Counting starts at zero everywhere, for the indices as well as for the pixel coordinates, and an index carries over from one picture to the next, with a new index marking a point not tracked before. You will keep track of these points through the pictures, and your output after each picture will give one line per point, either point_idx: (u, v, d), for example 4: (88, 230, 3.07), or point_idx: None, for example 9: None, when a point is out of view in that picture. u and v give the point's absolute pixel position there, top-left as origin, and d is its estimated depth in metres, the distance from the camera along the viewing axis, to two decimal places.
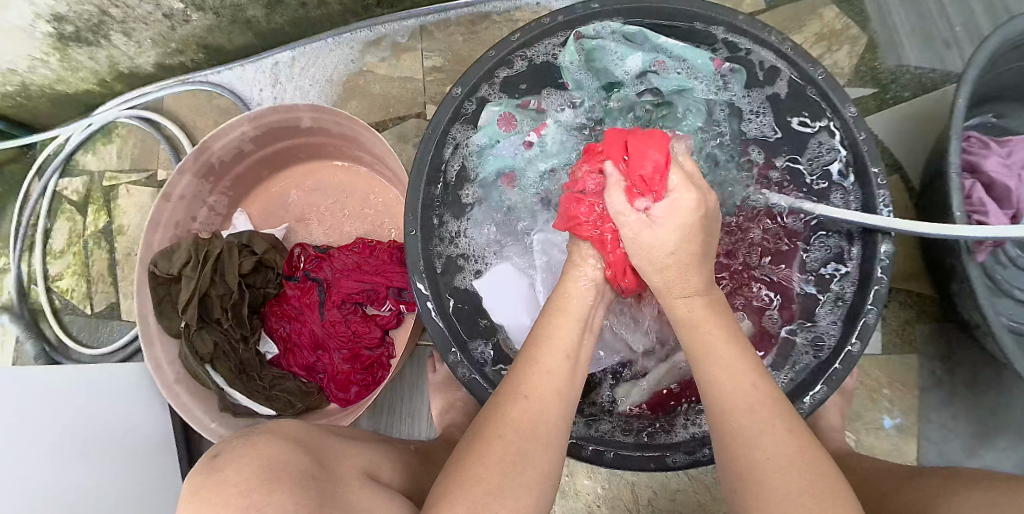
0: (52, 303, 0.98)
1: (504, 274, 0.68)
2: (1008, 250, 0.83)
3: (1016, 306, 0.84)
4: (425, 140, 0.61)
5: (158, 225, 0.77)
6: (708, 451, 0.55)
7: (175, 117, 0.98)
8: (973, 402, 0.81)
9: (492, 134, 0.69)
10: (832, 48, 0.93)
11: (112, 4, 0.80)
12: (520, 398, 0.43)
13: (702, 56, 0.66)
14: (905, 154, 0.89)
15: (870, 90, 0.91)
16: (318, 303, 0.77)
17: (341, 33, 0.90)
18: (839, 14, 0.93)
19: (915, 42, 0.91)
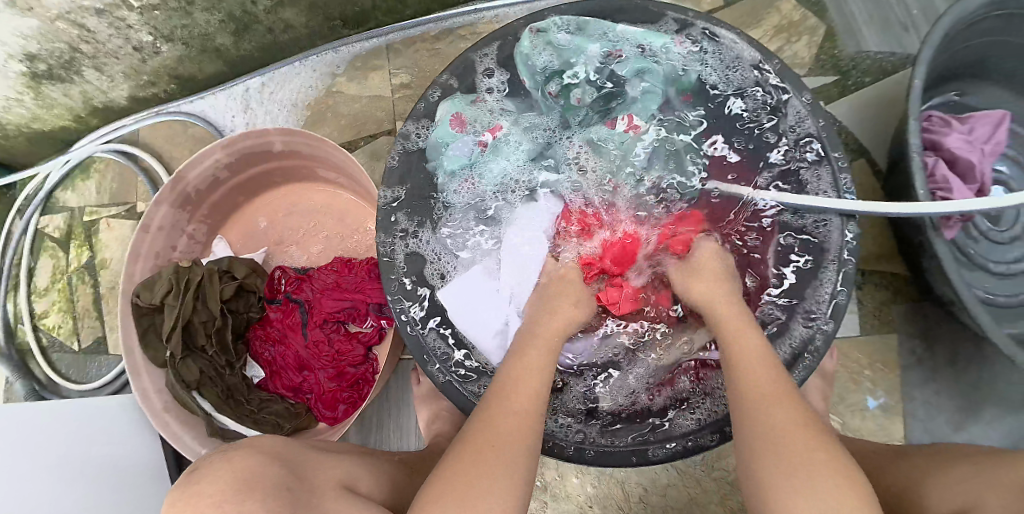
0: (39, 341, 0.98)
1: (468, 282, 0.68)
2: (979, 225, 0.85)
3: (993, 278, 0.85)
4: (398, 142, 0.64)
5: (138, 256, 0.78)
6: (689, 445, 0.57)
7: (151, 149, 0.99)
8: (954, 377, 0.83)
9: (447, 134, 0.67)
10: (792, 39, 0.94)
11: (82, 41, 0.81)
12: (512, 415, 0.46)
13: (663, 38, 0.66)
14: (871, 139, 0.90)
15: (832, 78, 0.92)
16: (301, 324, 0.78)
17: (310, 54, 0.91)
18: (796, 5, 0.95)
19: (872, 28, 0.93)
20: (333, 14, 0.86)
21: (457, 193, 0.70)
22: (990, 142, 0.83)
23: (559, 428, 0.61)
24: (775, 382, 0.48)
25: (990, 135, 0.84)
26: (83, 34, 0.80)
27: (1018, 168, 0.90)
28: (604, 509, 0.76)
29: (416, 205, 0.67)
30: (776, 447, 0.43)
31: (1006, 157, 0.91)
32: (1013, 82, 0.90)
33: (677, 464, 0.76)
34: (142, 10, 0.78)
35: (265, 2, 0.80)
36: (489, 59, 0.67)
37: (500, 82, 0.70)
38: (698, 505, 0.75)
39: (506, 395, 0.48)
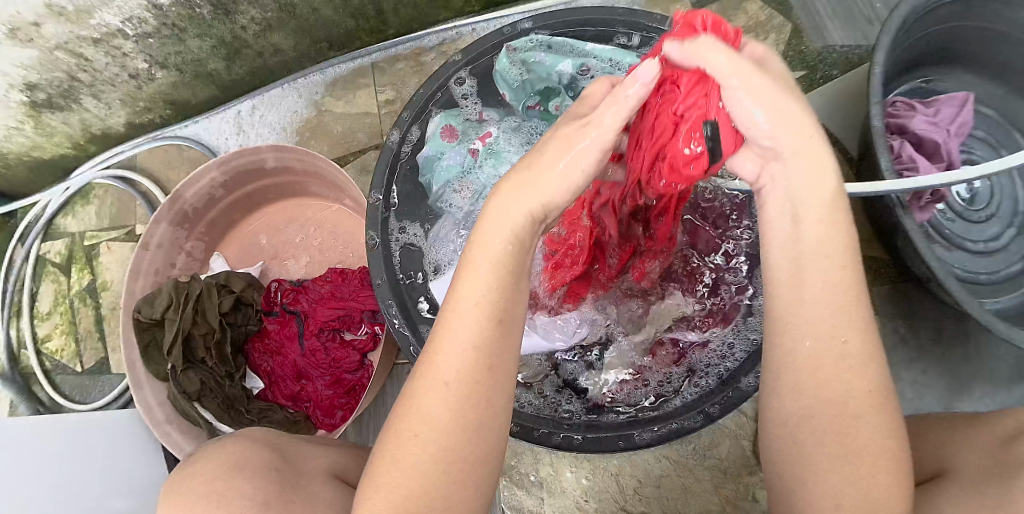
0: (43, 364, 1.00)
1: None
2: (954, 205, 0.88)
3: (971, 257, 0.88)
4: (386, 149, 0.68)
5: (138, 274, 0.81)
6: (672, 428, 0.59)
7: (148, 173, 1.02)
8: (940, 355, 0.85)
9: (437, 147, 0.71)
10: (760, 38, 0.99)
11: (80, 69, 0.84)
12: (442, 391, 0.37)
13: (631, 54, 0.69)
14: (841, 129, 0.94)
15: (801, 72, 0.96)
16: (298, 334, 0.81)
17: (300, 76, 0.96)
18: (762, 6, 0.99)
19: (837, 24, 0.97)
20: (320, 37, 0.91)
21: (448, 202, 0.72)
22: (957, 123, 0.85)
23: (546, 416, 0.63)
24: (842, 301, 0.36)
25: (956, 116, 0.86)
26: (81, 63, 0.83)
27: (990, 150, 0.93)
28: (601, 502, 0.77)
29: (410, 211, 0.70)
30: (825, 425, 0.36)
31: (977, 141, 0.93)
32: (978, 67, 0.92)
33: (670, 455, 0.77)
34: (137, 38, 0.82)
35: (255, 27, 0.85)
36: (472, 80, 0.73)
37: (481, 98, 0.75)
38: (694, 494, 0.76)
39: (441, 352, 0.38)
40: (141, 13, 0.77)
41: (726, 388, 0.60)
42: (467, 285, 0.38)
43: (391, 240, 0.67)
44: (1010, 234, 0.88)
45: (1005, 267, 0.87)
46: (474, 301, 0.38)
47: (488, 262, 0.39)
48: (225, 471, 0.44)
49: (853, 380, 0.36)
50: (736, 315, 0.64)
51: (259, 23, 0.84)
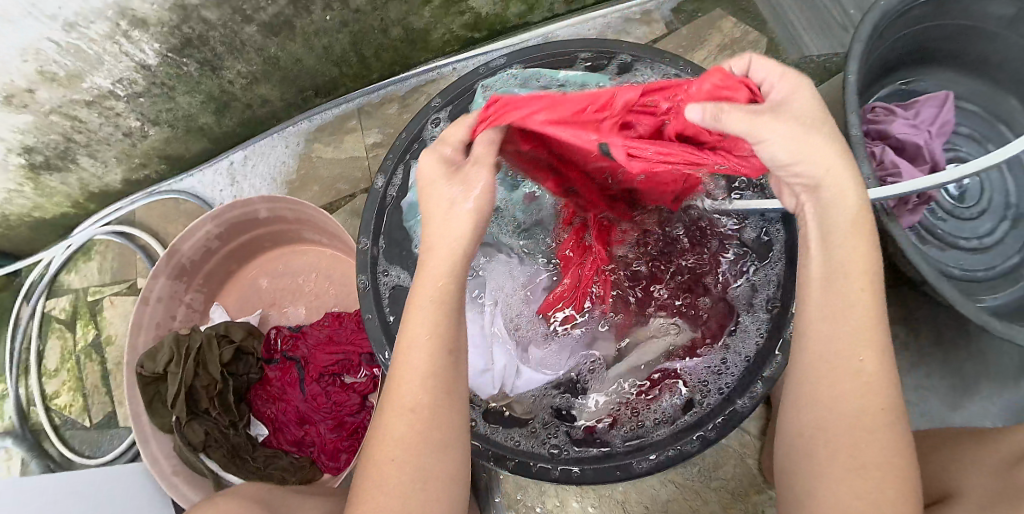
0: (52, 420, 1.02)
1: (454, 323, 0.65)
2: (945, 204, 0.82)
3: (966, 254, 0.82)
4: (371, 195, 0.69)
5: (140, 328, 0.82)
6: (671, 454, 0.58)
7: (148, 227, 1.05)
8: (943, 360, 0.77)
9: (420, 195, 0.71)
10: (735, 55, 0.93)
11: (76, 131, 0.86)
12: (399, 410, 0.41)
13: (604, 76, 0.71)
14: None
15: None
16: (298, 380, 0.82)
17: (289, 125, 0.98)
18: (735, 23, 0.94)
19: (811, 33, 0.92)
20: (305, 85, 0.93)
21: None
22: (937, 124, 0.79)
23: (537, 447, 0.61)
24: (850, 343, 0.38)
25: (936, 116, 0.80)
26: (77, 125, 0.85)
27: (976, 147, 0.89)
28: None
29: (396, 255, 0.70)
30: (845, 435, 0.37)
31: (961, 138, 0.89)
32: (958, 64, 0.87)
33: (675, 479, 0.78)
34: (129, 97, 0.84)
35: (242, 80, 0.88)
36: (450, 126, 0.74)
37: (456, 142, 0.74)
38: None
39: (398, 375, 0.42)
40: (132, 74, 0.80)
41: (722, 408, 0.60)
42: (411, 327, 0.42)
43: (381, 285, 0.68)
44: (1004, 227, 0.82)
45: (1001, 262, 0.81)
46: (422, 329, 0.42)
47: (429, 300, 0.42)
48: None
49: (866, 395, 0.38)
50: (726, 333, 0.63)
51: (246, 76, 0.87)
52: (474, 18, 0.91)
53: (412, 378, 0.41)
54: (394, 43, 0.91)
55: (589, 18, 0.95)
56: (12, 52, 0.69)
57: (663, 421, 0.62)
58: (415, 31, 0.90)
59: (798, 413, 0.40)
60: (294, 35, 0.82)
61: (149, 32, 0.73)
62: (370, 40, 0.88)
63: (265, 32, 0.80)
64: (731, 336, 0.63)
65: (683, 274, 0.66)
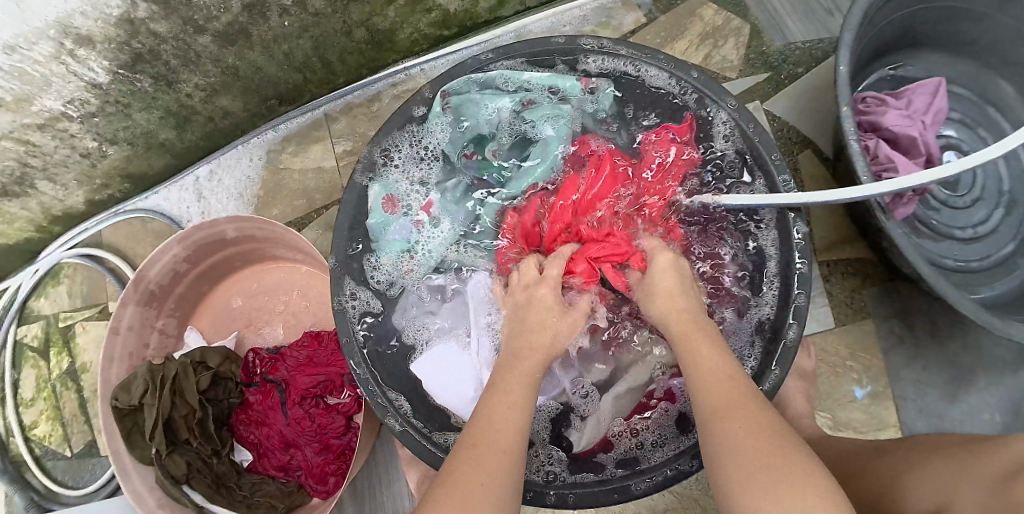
0: (32, 451, 0.98)
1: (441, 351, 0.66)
2: (937, 194, 0.80)
3: (960, 245, 0.80)
4: (340, 213, 0.62)
5: (112, 359, 0.78)
6: (669, 472, 0.55)
7: (116, 249, 1.00)
8: (941, 352, 0.75)
9: (380, 219, 0.67)
10: (718, 44, 0.89)
11: (30, 155, 0.81)
12: (493, 453, 0.43)
13: (569, 78, 0.67)
14: (812, 129, 0.85)
15: (764, 75, 0.87)
16: (280, 403, 0.78)
17: (255, 135, 0.95)
18: (717, 10, 0.90)
19: (795, 18, 0.88)
20: (269, 94, 0.90)
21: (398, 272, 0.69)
22: (931, 113, 0.75)
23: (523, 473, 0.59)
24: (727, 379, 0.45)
25: (929, 105, 0.76)
26: (30, 149, 0.80)
27: (967, 131, 0.85)
28: None
29: (365, 279, 0.66)
30: (746, 458, 0.38)
31: (954, 123, 0.85)
32: (947, 45, 0.84)
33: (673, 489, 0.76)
34: (82, 118, 0.79)
35: (201, 93, 0.83)
36: (405, 140, 0.67)
37: (412, 157, 0.69)
38: None
39: (489, 426, 0.45)
40: (83, 94, 0.75)
41: None
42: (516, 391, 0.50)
43: (353, 323, 0.63)
44: (998, 216, 0.80)
45: (996, 251, 0.79)
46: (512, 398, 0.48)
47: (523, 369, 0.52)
48: None
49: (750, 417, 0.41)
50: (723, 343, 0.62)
51: (204, 88, 0.83)
52: (442, 15, 0.86)
53: (504, 428, 0.45)
54: (360, 46, 0.87)
55: (561, 10, 0.91)
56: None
57: (662, 442, 0.60)
58: (381, 32, 0.85)
59: (720, 476, 0.39)
60: (251, 43, 0.77)
61: (97, 49, 0.69)
62: (334, 44, 0.84)
63: (220, 43, 0.75)
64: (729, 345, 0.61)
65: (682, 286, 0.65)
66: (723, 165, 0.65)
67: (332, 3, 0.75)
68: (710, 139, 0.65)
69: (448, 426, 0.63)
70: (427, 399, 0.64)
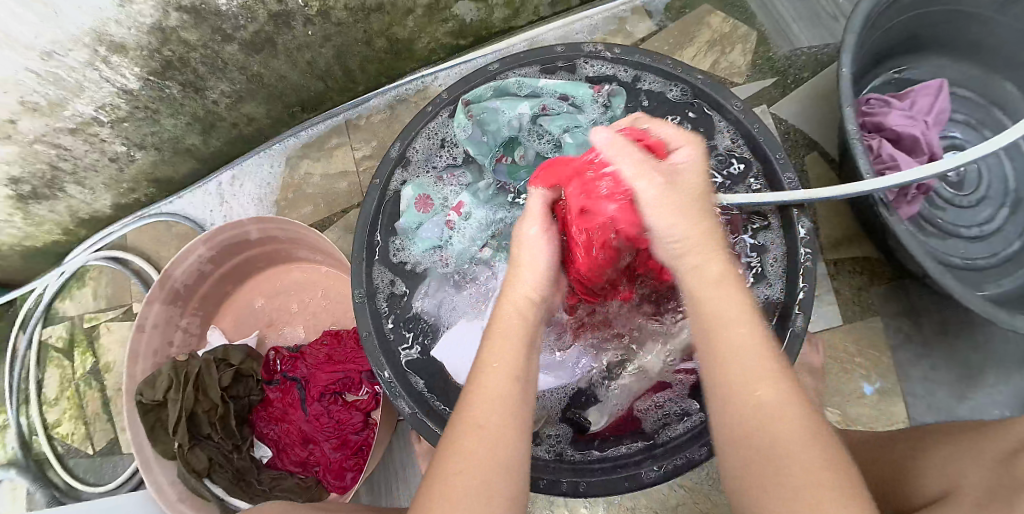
0: (55, 450, 1.00)
1: (454, 335, 0.67)
2: (941, 193, 0.82)
3: (967, 242, 0.81)
4: (366, 204, 0.65)
5: (138, 357, 0.79)
6: (684, 460, 0.56)
7: (140, 252, 1.03)
8: (949, 350, 0.76)
9: (412, 219, 0.69)
10: (726, 50, 0.91)
11: (61, 159, 0.84)
12: (474, 430, 0.38)
13: (581, 86, 0.70)
14: (820, 132, 0.87)
15: (771, 79, 0.89)
16: (300, 400, 0.80)
17: (275, 142, 0.98)
18: (725, 18, 0.92)
19: (801, 25, 0.90)
20: (291, 102, 0.93)
21: (424, 260, 0.70)
22: (933, 114, 0.77)
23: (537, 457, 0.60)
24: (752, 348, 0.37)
25: (932, 105, 0.77)
26: (61, 153, 0.83)
27: (973, 132, 0.86)
28: None
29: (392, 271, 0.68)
30: (776, 446, 0.33)
31: (958, 124, 0.87)
32: (950, 49, 0.86)
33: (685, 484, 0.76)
34: (112, 123, 0.82)
35: (226, 99, 0.86)
36: (427, 142, 0.70)
37: (434, 154, 0.71)
38: None
39: (486, 400, 0.40)
40: (113, 100, 0.78)
41: None
42: (499, 348, 0.43)
43: (382, 320, 0.65)
44: (1004, 214, 0.81)
45: (1003, 248, 0.80)
46: (509, 354, 0.42)
47: (514, 319, 0.45)
48: None
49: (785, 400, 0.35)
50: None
51: (230, 95, 0.86)
52: (458, 25, 0.89)
53: (497, 394, 0.40)
54: (379, 55, 0.90)
55: (573, 19, 0.94)
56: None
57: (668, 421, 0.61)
58: (400, 41, 0.88)
59: (743, 475, 0.34)
60: (276, 51, 0.80)
61: (128, 56, 0.72)
62: (355, 53, 0.87)
63: (246, 50, 0.78)
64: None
65: None
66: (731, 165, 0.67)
67: (354, 13, 0.78)
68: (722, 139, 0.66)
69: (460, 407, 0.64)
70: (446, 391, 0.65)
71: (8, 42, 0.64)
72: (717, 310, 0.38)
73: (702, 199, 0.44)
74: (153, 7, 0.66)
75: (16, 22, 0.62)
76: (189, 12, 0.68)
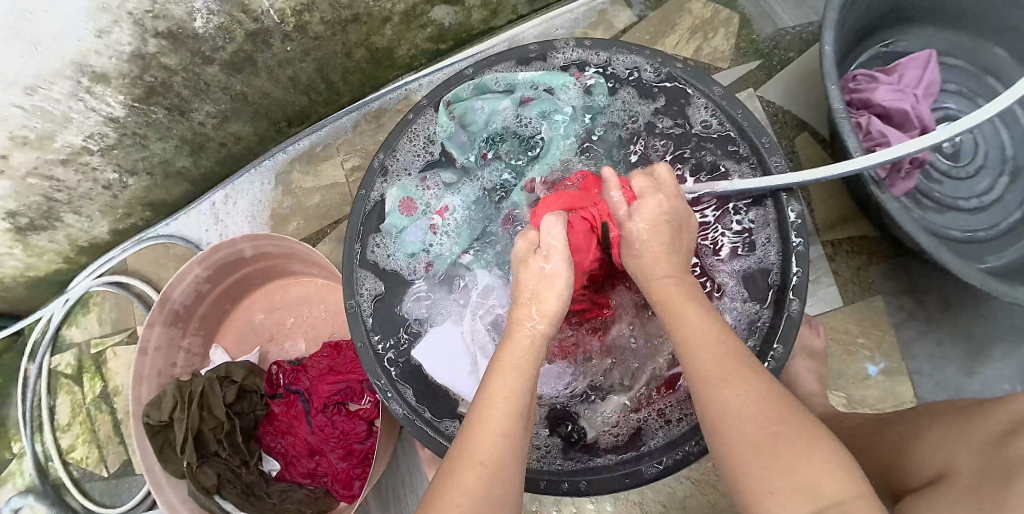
0: (71, 474, 1.01)
1: (444, 339, 0.67)
2: (938, 166, 0.81)
3: (965, 215, 0.80)
4: (354, 209, 0.66)
5: (142, 378, 0.80)
6: (688, 450, 0.55)
7: (141, 275, 1.04)
8: (952, 325, 0.75)
9: (398, 221, 0.68)
10: (708, 35, 0.91)
11: (55, 190, 0.85)
12: (473, 465, 0.40)
13: (562, 76, 0.69)
14: (808, 112, 0.86)
15: (756, 62, 0.88)
16: (304, 413, 0.80)
17: (265, 159, 0.99)
18: (705, 3, 0.92)
19: (783, 4, 0.89)
20: (278, 117, 0.93)
21: (407, 266, 0.70)
22: (922, 86, 0.76)
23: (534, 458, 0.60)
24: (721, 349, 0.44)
25: (921, 78, 0.76)
26: (54, 184, 0.84)
27: (966, 102, 0.85)
28: None
29: (380, 277, 0.68)
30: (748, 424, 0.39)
31: (950, 94, 0.86)
32: (937, 18, 0.84)
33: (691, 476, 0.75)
34: (102, 151, 0.83)
35: (213, 120, 0.87)
36: (409, 145, 0.70)
37: (416, 157, 0.70)
38: None
39: (487, 426, 0.42)
40: (102, 128, 0.79)
41: None
42: (503, 382, 0.44)
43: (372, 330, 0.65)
44: (1002, 184, 0.80)
45: (1003, 219, 0.79)
46: (511, 389, 0.44)
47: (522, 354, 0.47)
48: None
49: (748, 389, 0.41)
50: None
51: (216, 116, 0.86)
52: (437, 30, 0.90)
53: (498, 425, 0.42)
54: (360, 65, 0.90)
55: (552, 16, 0.94)
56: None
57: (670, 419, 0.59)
58: (380, 50, 0.89)
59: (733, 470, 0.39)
60: (257, 69, 0.81)
61: (112, 85, 0.73)
62: (336, 65, 0.88)
63: (227, 71, 0.79)
64: (728, 323, 0.62)
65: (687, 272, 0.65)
66: (720, 150, 0.65)
67: (331, 26, 0.79)
68: (703, 121, 0.65)
69: (454, 413, 0.64)
70: (442, 398, 0.65)
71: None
72: (679, 324, 0.47)
73: (667, 240, 0.52)
74: (131, 35, 0.67)
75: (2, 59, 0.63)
76: (167, 36, 0.69)
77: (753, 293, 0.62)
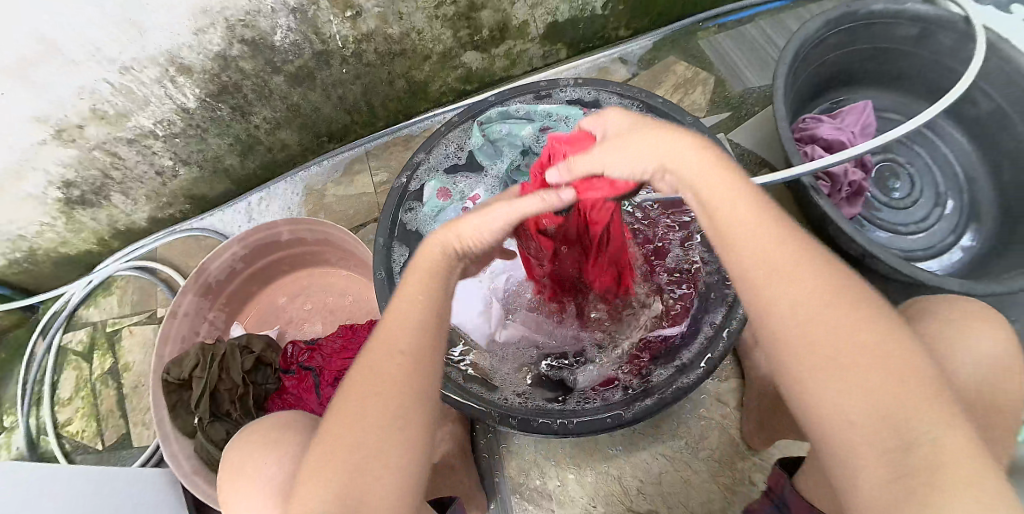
0: (63, 447, 1.02)
1: (463, 292, 0.77)
2: (880, 197, 0.96)
3: (907, 237, 0.94)
4: (394, 189, 0.77)
5: (168, 338, 0.87)
6: (668, 397, 0.63)
7: (168, 262, 1.13)
8: None
9: (434, 204, 0.82)
10: (689, 91, 1.10)
11: (114, 167, 0.95)
12: (391, 362, 0.46)
13: (575, 108, 0.84)
14: (771, 153, 1.02)
15: (727, 113, 1.07)
16: (314, 386, 0.86)
17: (301, 169, 1.13)
18: (687, 66, 1.12)
19: (750, 71, 1.10)
20: (321, 131, 1.08)
21: None
22: (859, 126, 0.93)
23: (525, 405, 0.67)
24: (782, 248, 0.43)
25: (858, 120, 0.94)
26: (115, 161, 0.94)
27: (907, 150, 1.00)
28: (608, 507, 0.77)
29: (409, 245, 0.79)
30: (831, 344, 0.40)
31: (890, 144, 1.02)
32: (880, 81, 1.01)
33: (665, 451, 0.79)
34: (165, 138, 0.94)
35: (266, 125, 1.01)
36: (443, 150, 0.84)
37: (450, 158, 0.85)
38: (694, 488, 0.77)
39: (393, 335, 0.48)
40: (171, 116, 0.90)
41: (712, 343, 0.65)
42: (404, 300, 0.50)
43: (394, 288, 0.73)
44: (937, 213, 0.96)
45: (937, 241, 0.94)
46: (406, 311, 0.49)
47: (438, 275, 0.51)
48: (278, 428, 0.58)
49: (808, 290, 0.41)
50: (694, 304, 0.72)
51: (270, 122, 1.00)
52: (466, 71, 1.07)
53: (400, 333, 0.48)
54: (399, 95, 1.06)
55: (562, 70, 1.13)
56: (69, 90, 0.79)
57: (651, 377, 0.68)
58: (416, 82, 1.05)
59: (799, 390, 0.41)
60: (314, 85, 0.96)
61: (193, 78, 0.85)
62: (378, 91, 1.03)
63: (289, 83, 0.94)
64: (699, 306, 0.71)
65: (668, 265, 0.79)
66: None
67: (382, 56, 0.95)
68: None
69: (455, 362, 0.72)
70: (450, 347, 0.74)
71: (96, 54, 0.76)
72: (734, 216, 0.45)
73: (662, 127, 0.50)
74: (221, 38, 0.80)
75: (107, 36, 0.74)
76: (249, 44, 0.83)
77: (714, 276, 0.72)
